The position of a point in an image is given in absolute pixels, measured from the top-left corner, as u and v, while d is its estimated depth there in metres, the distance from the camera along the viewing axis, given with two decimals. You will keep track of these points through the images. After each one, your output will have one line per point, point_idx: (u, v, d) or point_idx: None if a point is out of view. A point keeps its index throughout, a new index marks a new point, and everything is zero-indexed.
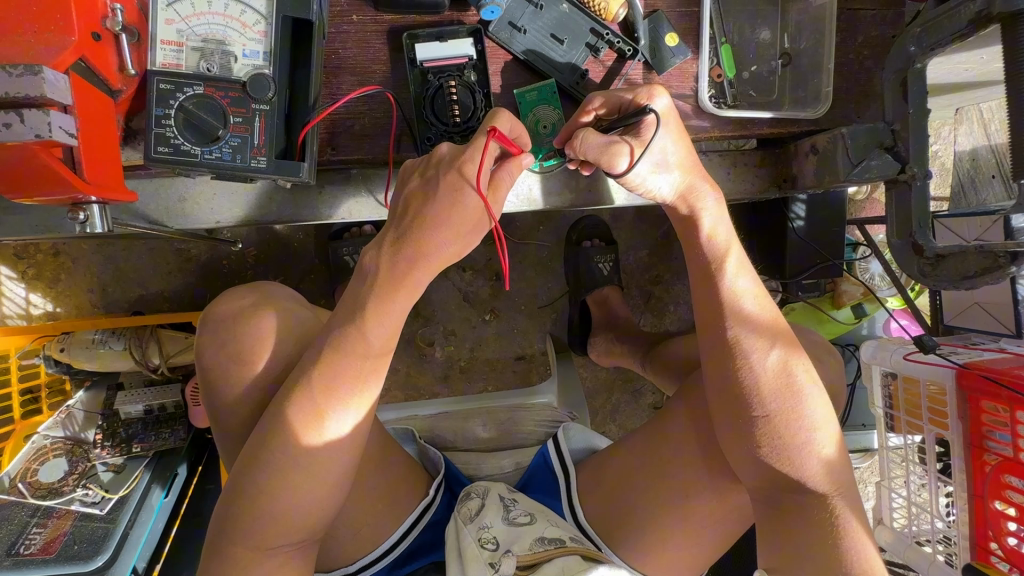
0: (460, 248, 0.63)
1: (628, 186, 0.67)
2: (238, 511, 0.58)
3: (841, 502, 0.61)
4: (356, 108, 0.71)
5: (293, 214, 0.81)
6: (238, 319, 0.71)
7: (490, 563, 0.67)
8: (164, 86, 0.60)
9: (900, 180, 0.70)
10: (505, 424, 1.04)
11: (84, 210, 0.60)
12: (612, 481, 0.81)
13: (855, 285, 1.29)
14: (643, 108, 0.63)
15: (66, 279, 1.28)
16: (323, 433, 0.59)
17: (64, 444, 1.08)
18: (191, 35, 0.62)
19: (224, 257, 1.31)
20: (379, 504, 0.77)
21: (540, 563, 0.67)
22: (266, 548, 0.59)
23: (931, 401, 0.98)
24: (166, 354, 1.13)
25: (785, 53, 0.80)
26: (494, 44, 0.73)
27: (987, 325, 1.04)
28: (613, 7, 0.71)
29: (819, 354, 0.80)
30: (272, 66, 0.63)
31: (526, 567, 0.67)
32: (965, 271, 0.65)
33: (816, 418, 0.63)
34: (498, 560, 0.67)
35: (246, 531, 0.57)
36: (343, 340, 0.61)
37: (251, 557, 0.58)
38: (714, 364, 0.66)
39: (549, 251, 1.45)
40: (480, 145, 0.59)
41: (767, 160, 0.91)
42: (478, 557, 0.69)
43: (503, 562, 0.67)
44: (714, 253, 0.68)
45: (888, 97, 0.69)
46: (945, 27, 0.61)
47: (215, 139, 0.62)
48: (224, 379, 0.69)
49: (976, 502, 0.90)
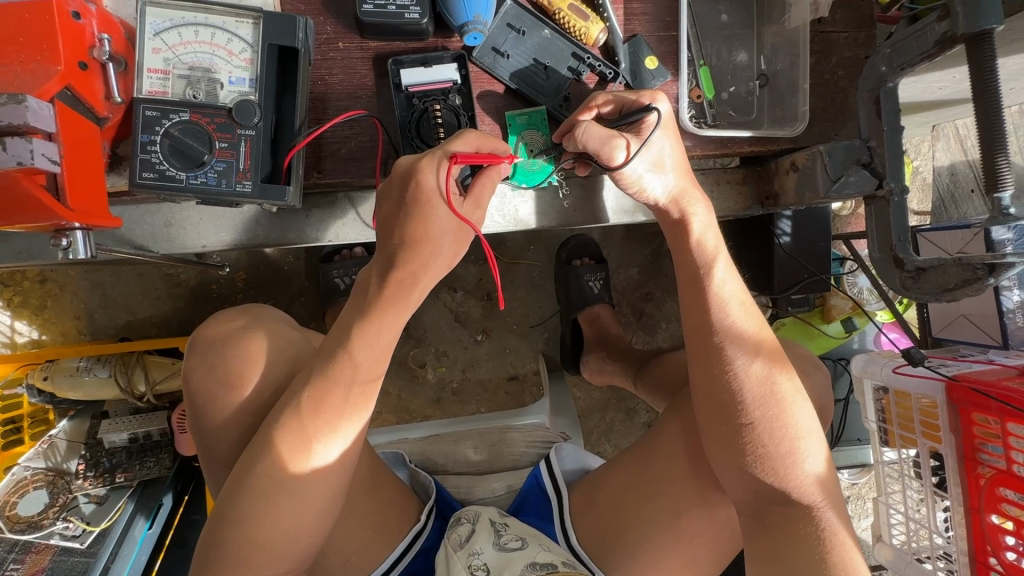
0: (449, 258, 0.60)
1: (624, 183, 0.70)
2: (216, 543, 0.56)
3: (831, 515, 0.60)
4: (342, 132, 0.71)
5: (280, 238, 0.79)
6: (226, 343, 0.69)
7: None
8: (150, 113, 0.61)
9: (878, 196, 0.69)
10: (497, 445, 1.03)
11: (67, 236, 0.59)
12: (608, 503, 0.80)
13: (844, 299, 1.32)
14: (646, 107, 0.66)
15: (52, 307, 1.36)
16: (310, 459, 0.57)
17: (44, 476, 1.05)
18: (178, 63, 0.62)
19: (213, 283, 1.38)
20: (370, 530, 0.75)
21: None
22: None
23: (924, 414, 0.99)
24: (153, 382, 1.11)
25: (762, 74, 0.79)
26: (478, 68, 0.73)
27: (974, 336, 1.04)
28: (593, 32, 0.72)
29: (808, 368, 0.78)
30: (258, 92, 0.63)
31: None
32: (945, 283, 0.62)
33: (802, 426, 0.62)
34: None
35: (228, 564, 0.56)
36: (332, 362, 0.58)
37: None
38: (703, 373, 0.66)
39: (541, 270, 1.47)
40: (443, 169, 0.56)
41: (749, 177, 0.91)
42: None
43: None
44: (705, 257, 0.69)
45: (862, 114, 0.68)
46: (913, 48, 0.61)
47: (200, 164, 0.62)
48: (212, 403, 0.67)
49: (973, 516, 0.91)
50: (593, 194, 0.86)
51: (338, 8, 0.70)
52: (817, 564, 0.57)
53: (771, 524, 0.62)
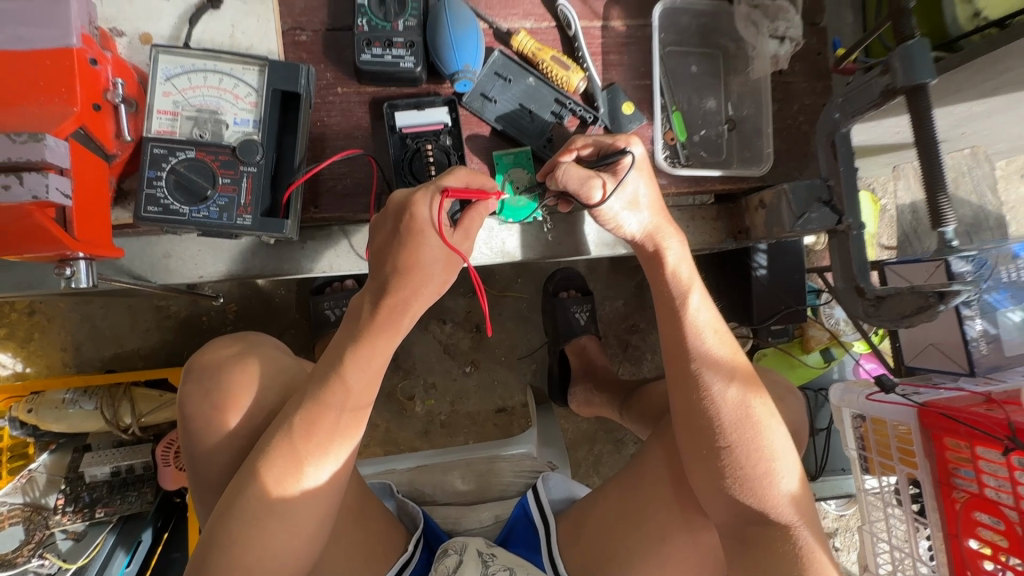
0: (439, 286, 0.64)
1: (602, 219, 0.75)
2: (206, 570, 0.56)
3: (807, 533, 0.63)
4: (339, 169, 0.76)
5: (275, 269, 0.81)
6: (221, 368, 0.71)
7: None
8: (158, 151, 0.65)
9: (838, 231, 0.74)
10: (485, 474, 1.04)
11: (70, 265, 0.62)
12: (596, 530, 0.81)
13: (821, 330, 1.36)
14: (621, 150, 0.72)
15: (40, 339, 1.37)
16: (300, 482, 0.58)
17: (21, 511, 1.04)
18: (186, 105, 0.66)
19: (203, 314, 1.40)
20: (357, 562, 0.74)
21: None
22: None
23: (901, 441, 1.03)
24: (139, 414, 1.10)
25: (730, 120, 0.85)
26: (468, 112, 0.79)
27: (942, 364, 1.09)
28: (574, 80, 0.78)
29: (783, 393, 0.80)
30: (261, 132, 0.67)
31: None
32: (903, 310, 0.65)
33: (777, 447, 0.65)
34: None
35: None
36: (323, 387, 0.60)
37: None
38: (681, 397, 0.68)
39: (528, 302, 1.51)
40: (436, 201, 0.60)
41: (723, 214, 0.95)
42: None
43: None
44: (680, 287, 0.73)
45: (822, 157, 0.74)
46: (862, 98, 0.67)
47: (204, 199, 0.65)
48: (204, 427, 0.68)
49: (952, 541, 0.92)
50: (575, 228, 0.90)
51: (339, 57, 0.76)
52: None
53: (752, 545, 0.63)
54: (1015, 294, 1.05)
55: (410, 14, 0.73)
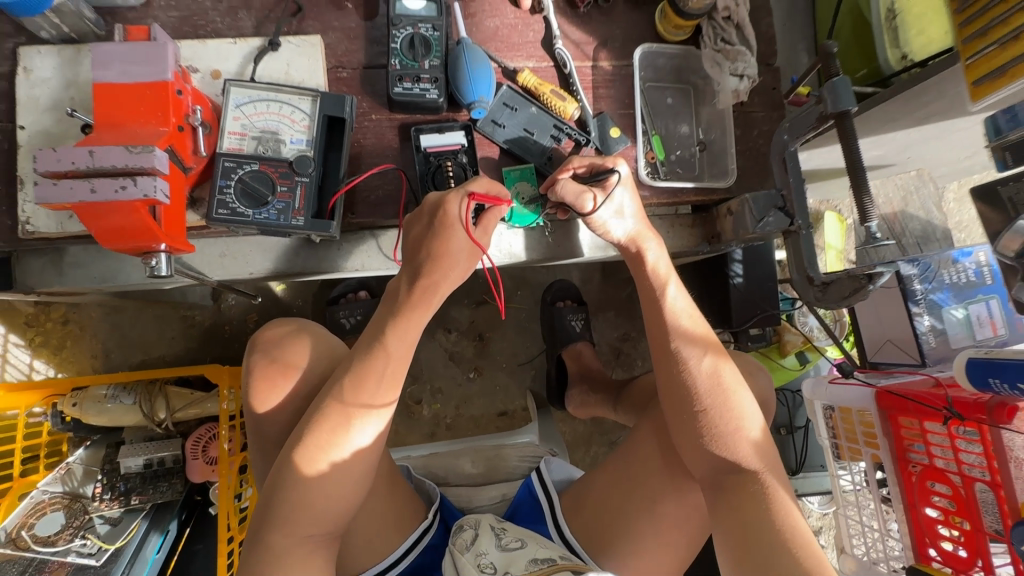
0: (463, 272, 0.78)
1: (593, 226, 0.89)
2: (275, 502, 0.67)
3: (772, 479, 0.74)
4: (373, 182, 0.90)
5: (315, 267, 0.94)
6: (280, 342, 0.83)
7: None
8: (229, 164, 0.78)
9: (792, 231, 0.88)
10: (492, 460, 1.14)
11: (154, 257, 0.73)
12: (595, 496, 0.92)
13: (796, 334, 1.51)
14: (609, 170, 0.86)
15: (71, 347, 1.46)
16: (350, 431, 0.69)
17: (61, 499, 1.11)
18: (252, 128, 0.81)
19: (226, 324, 1.51)
20: (388, 518, 0.86)
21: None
22: (298, 535, 0.67)
23: (864, 427, 1.16)
24: (172, 409, 1.20)
25: (701, 142, 1.01)
26: (481, 135, 0.94)
27: (900, 358, 1.22)
28: (569, 108, 0.93)
29: (753, 371, 0.93)
30: (313, 149, 0.81)
31: None
32: (843, 293, 0.80)
33: (745, 408, 0.77)
34: None
35: (281, 522, 0.66)
36: (369, 354, 0.72)
37: (286, 544, 0.67)
38: (664, 368, 0.81)
39: (528, 312, 1.63)
40: (462, 202, 0.74)
41: (698, 222, 1.09)
42: None
43: None
44: (659, 280, 0.86)
45: (775, 171, 0.89)
46: (805, 122, 0.83)
47: (265, 203, 0.78)
48: (264, 388, 0.78)
49: (911, 512, 1.03)
50: (571, 234, 1.04)
51: (373, 90, 0.91)
52: (762, 515, 0.70)
53: (726, 490, 0.75)
54: (957, 293, 1.18)
55: (434, 54, 0.88)
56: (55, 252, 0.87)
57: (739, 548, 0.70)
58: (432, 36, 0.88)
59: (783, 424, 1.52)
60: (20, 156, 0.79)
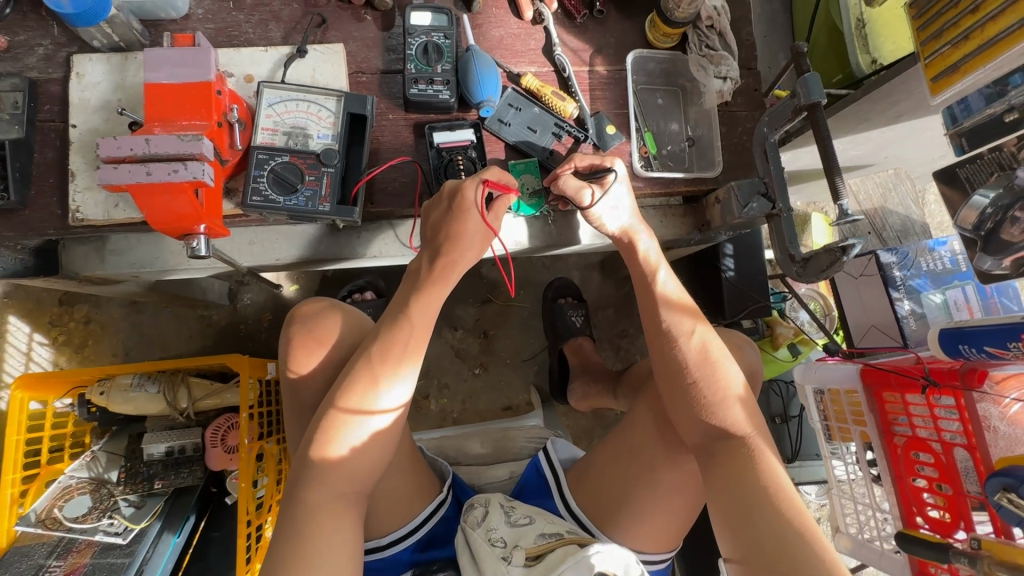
0: (477, 252, 0.86)
1: (590, 218, 0.97)
2: (312, 460, 0.73)
3: (760, 443, 0.79)
4: (390, 174, 0.98)
5: (337, 254, 1.02)
6: (315, 315, 0.90)
7: (503, 558, 0.81)
8: (262, 156, 0.87)
9: (774, 215, 0.96)
10: (499, 442, 1.19)
11: (194, 239, 0.81)
12: (597, 470, 0.97)
13: (787, 328, 1.56)
14: (607, 168, 0.94)
15: (92, 345, 1.52)
16: (379, 394, 0.75)
17: (88, 484, 1.17)
18: (282, 125, 0.89)
19: (242, 322, 1.57)
20: (410, 486, 0.91)
21: (544, 553, 0.80)
22: (332, 491, 0.73)
23: (853, 407, 1.20)
24: (194, 399, 1.25)
25: (690, 138, 1.10)
26: (489, 133, 1.02)
27: (885, 343, 1.29)
28: (568, 107, 1.01)
29: (740, 344, 1.00)
30: (338, 143, 0.90)
31: (533, 558, 0.80)
32: (821, 266, 0.86)
33: (733, 379, 0.83)
34: (509, 555, 0.81)
35: (315, 479, 0.72)
36: (394, 325, 0.79)
37: (320, 500, 0.72)
38: (657, 346, 0.87)
39: (530, 310, 1.70)
40: (477, 187, 0.82)
41: (689, 212, 1.18)
42: (492, 554, 0.82)
43: (514, 556, 0.81)
44: (649, 267, 0.93)
45: (757, 161, 0.97)
46: (781, 116, 0.92)
47: (294, 191, 0.86)
48: (303, 355, 0.87)
49: (899, 482, 1.09)
50: (571, 224, 1.11)
51: (390, 92, 1.00)
52: (750, 476, 0.75)
53: (717, 456, 0.80)
54: (934, 280, 1.26)
55: (446, 60, 0.97)
56: (98, 241, 0.97)
57: (729, 508, 0.75)
58: (443, 43, 0.98)
59: (778, 414, 1.58)
60: (71, 151, 0.87)
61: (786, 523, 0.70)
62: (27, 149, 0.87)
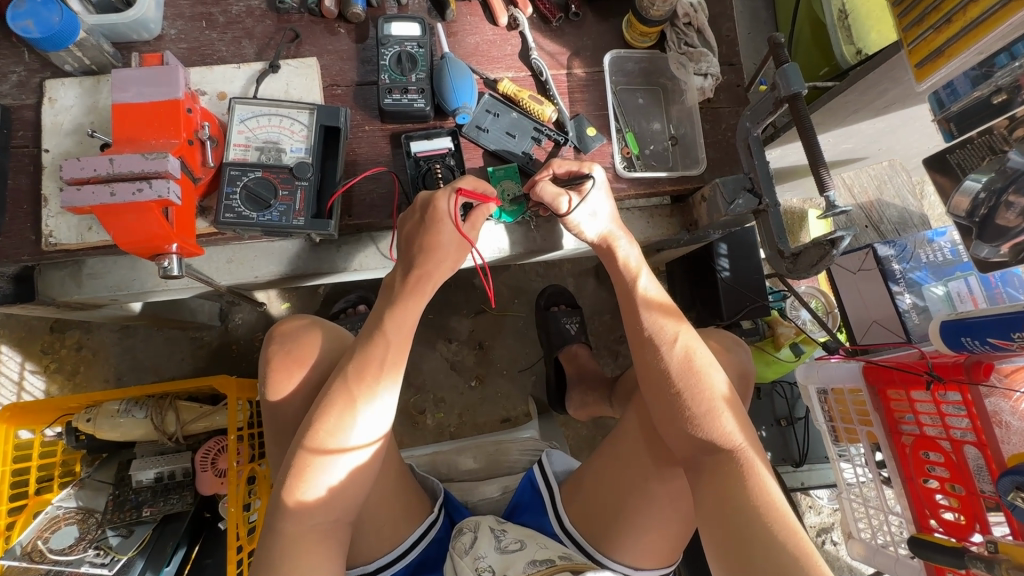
0: (455, 262, 0.84)
1: (569, 225, 0.94)
2: (286, 489, 0.70)
3: (751, 455, 0.75)
4: (367, 186, 0.96)
5: (317, 268, 1.00)
6: (294, 334, 0.88)
7: None
8: (234, 172, 0.86)
9: (762, 211, 0.93)
10: (493, 456, 1.16)
11: (165, 259, 0.79)
12: (590, 483, 0.93)
13: (789, 327, 1.52)
14: (585, 175, 0.92)
15: (83, 371, 1.51)
16: (355, 417, 0.72)
17: (76, 513, 1.15)
18: (255, 140, 0.88)
19: (234, 342, 1.56)
20: (398, 508, 0.88)
21: None
22: (309, 521, 0.70)
23: (858, 409, 1.15)
24: (182, 422, 1.23)
25: (673, 137, 1.08)
26: (467, 140, 1.00)
27: (887, 338, 1.26)
28: (546, 111, 1.00)
29: (729, 346, 0.97)
30: (312, 157, 0.88)
31: None
32: (811, 261, 0.83)
33: (720, 386, 0.80)
34: None
35: (291, 509, 0.69)
36: (369, 343, 0.77)
37: (297, 530, 0.69)
38: (642, 355, 0.85)
39: (525, 319, 1.68)
40: (452, 198, 0.80)
41: (676, 212, 1.16)
42: None
43: None
44: (629, 273, 0.91)
45: (742, 157, 0.94)
46: (763, 110, 0.90)
47: (267, 206, 0.85)
48: (278, 379, 0.84)
49: (909, 485, 1.04)
50: (555, 229, 1.09)
51: (366, 104, 0.99)
52: (739, 491, 0.72)
53: (705, 470, 0.76)
54: (935, 272, 1.21)
55: (420, 69, 0.96)
56: (76, 266, 0.97)
57: (719, 527, 0.71)
58: (417, 52, 0.97)
59: (783, 416, 1.53)
60: (44, 176, 0.87)
61: (776, 544, 0.67)
62: (0, 176, 0.86)
